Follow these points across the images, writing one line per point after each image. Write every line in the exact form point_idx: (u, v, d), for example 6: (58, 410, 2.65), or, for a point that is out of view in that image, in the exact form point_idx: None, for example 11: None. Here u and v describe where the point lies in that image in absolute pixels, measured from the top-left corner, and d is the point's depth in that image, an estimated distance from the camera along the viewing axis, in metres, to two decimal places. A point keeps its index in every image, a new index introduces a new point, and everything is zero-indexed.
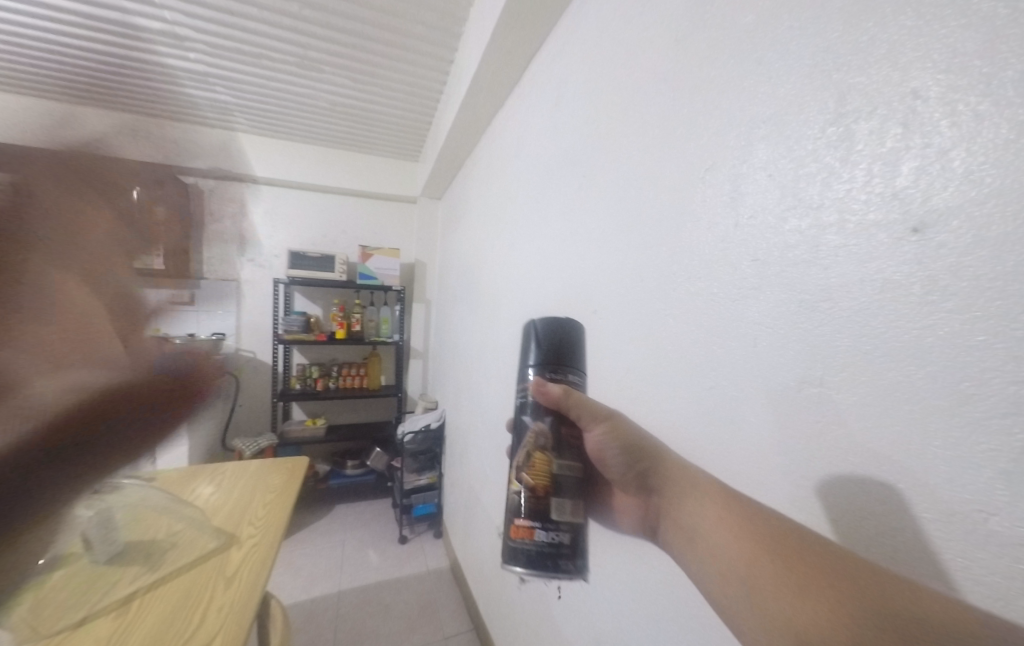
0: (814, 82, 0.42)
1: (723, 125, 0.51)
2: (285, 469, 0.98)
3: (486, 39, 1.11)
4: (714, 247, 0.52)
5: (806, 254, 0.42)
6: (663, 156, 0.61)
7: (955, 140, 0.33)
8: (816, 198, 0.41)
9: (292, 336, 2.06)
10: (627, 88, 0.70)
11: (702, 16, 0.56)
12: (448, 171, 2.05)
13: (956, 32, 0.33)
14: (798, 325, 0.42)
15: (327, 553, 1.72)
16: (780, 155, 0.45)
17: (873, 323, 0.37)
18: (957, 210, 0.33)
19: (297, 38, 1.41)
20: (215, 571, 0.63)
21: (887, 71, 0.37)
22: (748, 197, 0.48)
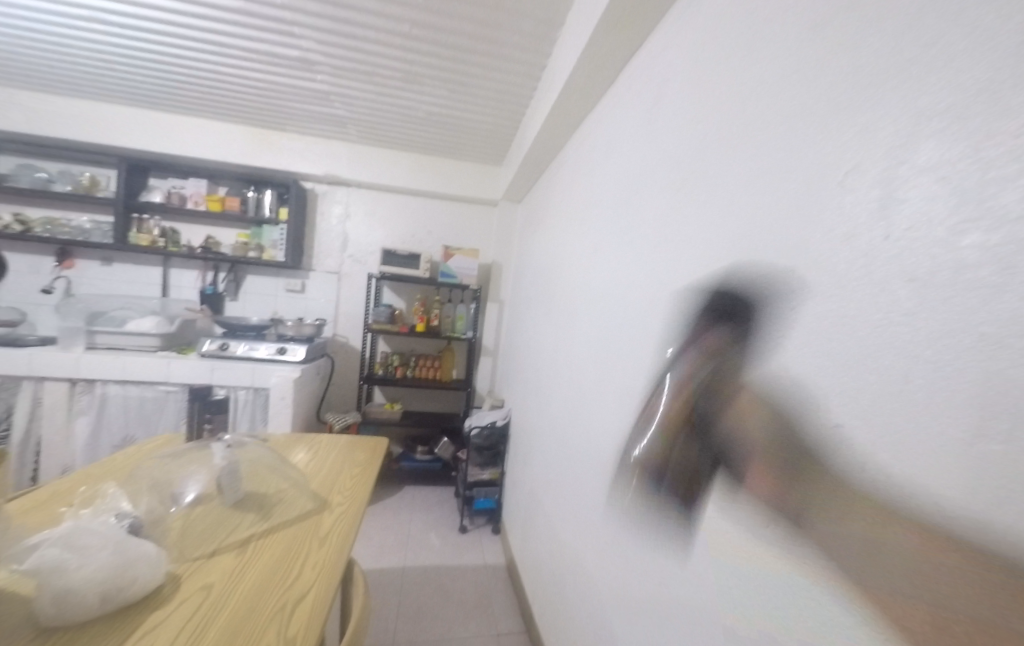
0: (1019, 66, 0.34)
1: (876, 123, 0.45)
2: (368, 448, 1.07)
3: (584, 44, 1.12)
4: (852, 264, 0.45)
5: (995, 276, 0.34)
6: (789, 159, 0.56)
7: None
8: (1012, 208, 0.33)
9: (380, 326, 2.25)
10: (747, 88, 0.66)
11: (851, 5, 0.50)
12: (532, 174, 2.09)
13: None
14: (974, 361, 0.34)
15: (395, 531, 1.84)
16: (959, 155, 0.37)
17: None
18: None
19: (407, 55, 1.54)
20: (312, 531, 0.72)
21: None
22: (905, 206, 0.41)
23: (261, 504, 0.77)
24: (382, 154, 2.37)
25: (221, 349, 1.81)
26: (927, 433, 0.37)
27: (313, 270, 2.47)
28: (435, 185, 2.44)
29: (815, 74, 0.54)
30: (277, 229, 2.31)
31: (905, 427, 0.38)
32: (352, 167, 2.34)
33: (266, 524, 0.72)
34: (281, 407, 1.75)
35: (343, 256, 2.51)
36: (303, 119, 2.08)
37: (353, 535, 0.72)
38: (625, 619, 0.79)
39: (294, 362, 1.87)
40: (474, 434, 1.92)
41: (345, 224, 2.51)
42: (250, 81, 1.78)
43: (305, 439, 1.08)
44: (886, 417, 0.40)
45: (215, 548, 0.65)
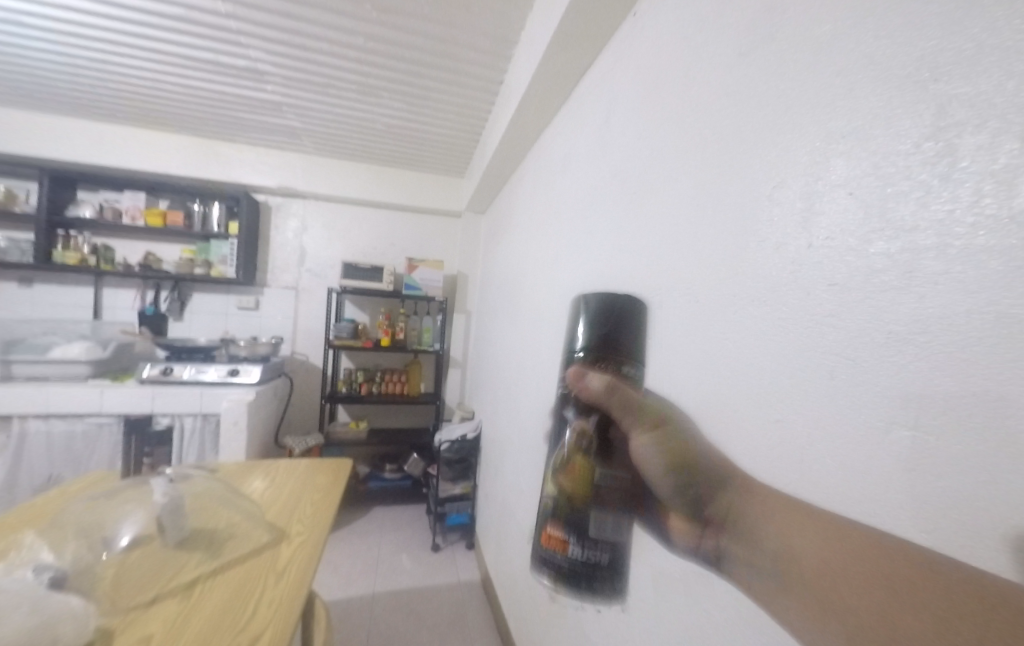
0: (908, 92, 0.38)
1: (795, 140, 0.49)
2: (329, 471, 1.02)
3: (538, 61, 1.14)
4: (783, 270, 0.49)
5: (896, 280, 0.37)
6: (725, 173, 0.59)
7: None
8: (908, 219, 0.37)
9: (341, 342, 2.17)
10: (686, 105, 0.69)
11: (770, 31, 0.54)
12: (493, 186, 2.10)
13: None
14: (887, 357, 0.37)
15: (363, 555, 1.77)
16: (864, 171, 0.41)
17: (983, 362, 0.31)
18: None
19: (361, 67, 1.52)
20: (267, 566, 0.67)
21: (1000, 80, 0.32)
22: (824, 217, 0.44)
23: (209, 541, 0.71)
24: (339, 165, 2.31)
25: (164, 372, 1.68)
26: (856, 424, 0.39)
27: (268, 286, 2.36)
28: (396, 197, 2.40)
29: (743, 95, 0.57)
30: (227, 244, 2.20)
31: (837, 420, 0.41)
32: (308, 179, 2.27)
33: (215, 563, 0.66)
34: (233, 433, 1.64)
35: (301, 271, 2.41)
36: (253, 129, 2.00)
37: (314, 566, 0.68)
38: (599, 628, 0.79)
39: (247, 383, 1.77)
40: (444, 448, 1.88)
41: (302, 238, 2.42)
42: (194, 90, 1.70)
43: (261, 467, 1.01)
44: (820, 411, 0.43)
45: (156, 595, 0.59)
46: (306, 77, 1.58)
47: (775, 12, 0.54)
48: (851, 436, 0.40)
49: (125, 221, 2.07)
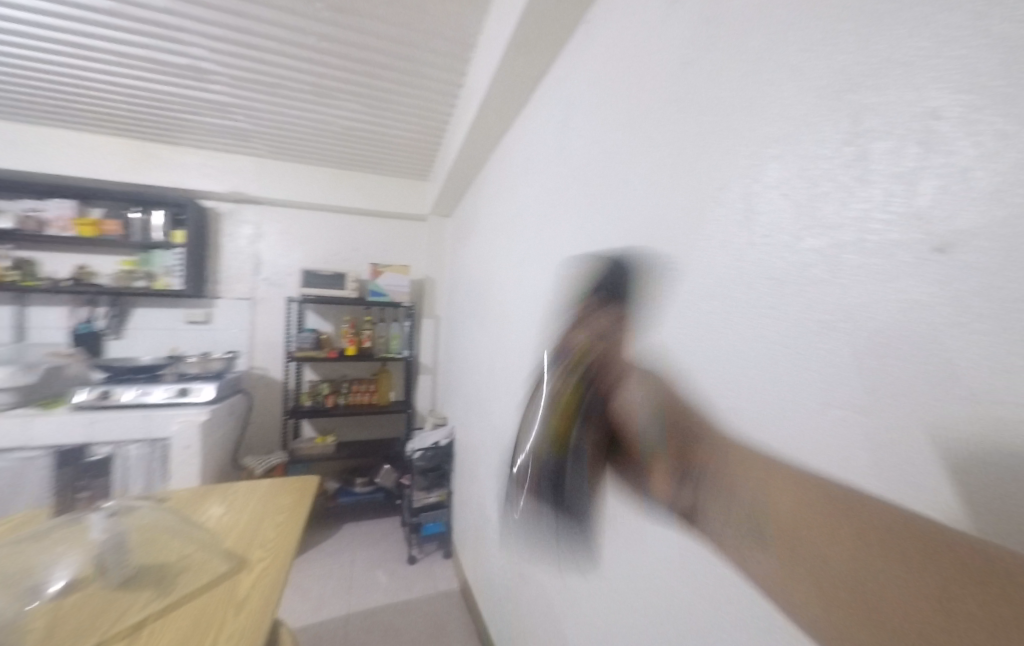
0: (828, 102, 0.42)
1: (734, 144, 0.52)
2: (295, 489, 0.98)
3: (496, 65, 1.14)
4: (729, 265, 0.52)
5: (825, 272, 0.41)
6: (673, 176, 0.62)
7: (978, 159, 0.32)
8: (834, 217, 0.41)
9: (304, 352, 2.08)
10: (636, 109, 0.72)
11: (709, 42, 0.57)
12: (458, 189, 2.09)
13: (971, 55, 0.32)
14: (818, 342, 0.42)
15: (336, 574, 1.70)
16: (794, 173, 0.45)
17: (896, 342, 0.36)
18: (982, 231, 0.31)
19: (315, 69, 1.46)
20: (227, 596, 0.63)
21: (902, 92, 0.36)
22: (762, 216, 0.49)
23: (159, 576, 0.66)
24: (295, 169, 2.22)
25: (103, 397, 1.54)
26: (796, 408, 0.44)
27: (220, 297, 2.22)
28: (357, 201, 2.34)
29: (688, 100, 0.61)
30: (170, 253, 2.05)
31: (779, 404, 0.46)
32: (261, 184, 2.17)
33: (166, 599, 0.61)
34: (187, 456, 1.54)
35: (257, 280, 2.30)
36: (198, 131, 1.89)
37: (278, 592, 0.64)
38: (580, 624, 0.80)
39: (198, 403, 1.65)
40: (416, 456, 1.83)
41: (257, 245, 2.30)
42: (129, 89, 1.58)
43: (217, 491, 0.95)
44: (763, 394, 0.47)
45: (97, 641, 0.54)
46: (257, 79, 1.51)
47: (712, 23, 0.57)
48: (793, 418, 0.44)
49: (52, 232, 1.89)
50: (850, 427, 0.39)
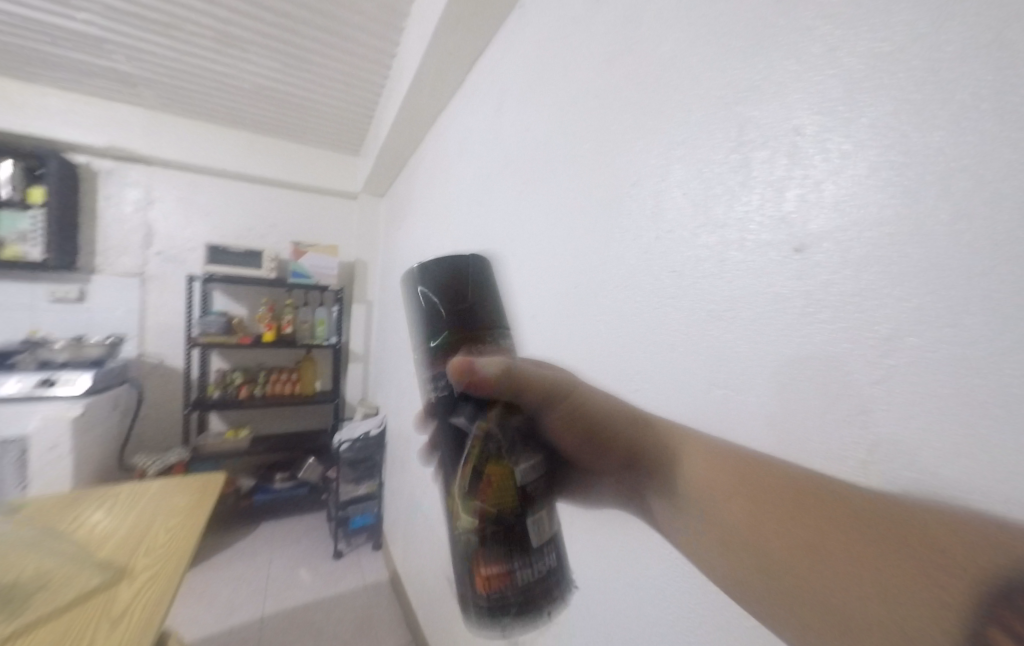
0: (721, 111, 0.45)
1: (645, 144, 0.54)
2: (194, 488, 0.87)
3: (429, 36, 1.07)
4: (638, 258, 0.54)
5: (714, 267, 0.45)
6: (595, 168, 0.63)
7: (827, 172, 0.36)
8: (721, 217, 0.44)
9: (209, 340, 1.86)
10: (565, 94, 0.71)
11: (630, 37, 0.58)
12: (391, 168, 1.97)
13: (826, 80, 0.36)
14: (707, 331, 0.45)
15: (250, 578, 1.56)
16: (692, 174, 0.48)
17: (764, 330, 0.40)
18: (829, 234, 0.35)
19: (215, 11, 1.28)
20: (100, 611, 0.54)
21: (777, 108, 0.40)
22: (668, 213, 0.51)
23: (6, 599, 0.55)
24: (195, 130, 1.95)
25: None
26: (688, 395, 0.47)
27: (100, 273, 1.91)
28: (273, 173, 2.10)
29: (607, 97, 0.61)
30: (27, 215, 1.69)
31: (676, 394, 0.48)
32: (151, 142, 1.87)
33: (15, 622, 0.51)
34: (52, 459, 1.31)
35: (148, 255, 2.00)
36: (62, 70, 1.58)
37: (167, 602, 0.57)
38: None
39: (69, 395, 1.41)
40: (343, 449, 1.74)
41: (147, 214, 1.99)
42: None
43: (93, 496, 0.81)
44: (663, 379, 0.50)
45: None
46: (139, 13, 1.29)
47: (632, 21, 0.58)
48: (687, 406, 0.47)
49: None
50: (732, 410, 0.42)
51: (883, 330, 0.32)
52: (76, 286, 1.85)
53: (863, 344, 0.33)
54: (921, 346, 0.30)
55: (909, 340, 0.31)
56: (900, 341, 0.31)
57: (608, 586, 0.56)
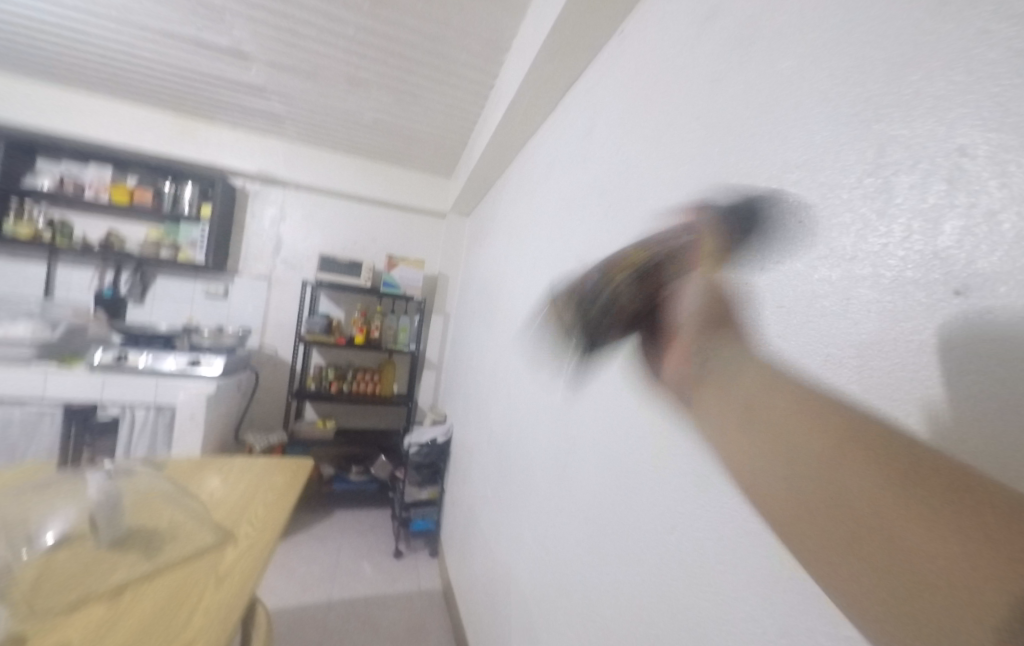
0: (854, 131, 0.40)
1: (754, 170, 0.51)
2: (289, 469, 0.98)
3: (528, 70, 1.15)
4: (740, 288, 0.51)
5: (836, 306, 0.39)
6: (693, 196, 0.61)
7: (1005, 202, 0.29)
8: (848, 249, 0.39)
9: (312, 336, 2.11)
10: (660, 124, 0.72)
11: (739, 61, 0.57)
12: (479, 189, 2.09)
13: (1009, 91, 0.29)
14: (824, 378, 0.39)
15: (319, 559, 1.70)
16: (812, 201, 0.43)
17: (901, 386, 0.33)
18: (1005, 277, 0.28)
19: (348, 58, 1.49)
20: (208, 569, 0.63)
21: (932, 125, 0.34)
22: (776, 242, 0.47)
23: (147, 541, 0.67)
24: (322, 155, 2.27)
25: (117, 360, 1.60)
26: None
27: (238, 273, 2.28)
28: (379, 191, 2.37)
29: (715, 121, 0.59)
30: (197, 227, 2.10)
31: None
32: (288, 166, 2.22)
33: (152, 565, 0.63)
34: (187, 425, 1.57)
35: (275, 260, 2.35)
36: (232, 111, 1.95)
37: (257, 572, 0.64)
38: (552, 635, 0.80)
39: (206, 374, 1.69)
40: (412, 451, 1.84)
41: (279, 227, 2.35)
42: (170, 66, 1.65)
43: (213, 464, 0.96)
44: None
45: (80, 597, 0.55)
46: (292, 64, 1.55)
47: (745, 45, 0.56)
48: None
49: (86, 195, 1.97)
50: None
51: None
52: (220, 283, 2.24)
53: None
54: None
55: None
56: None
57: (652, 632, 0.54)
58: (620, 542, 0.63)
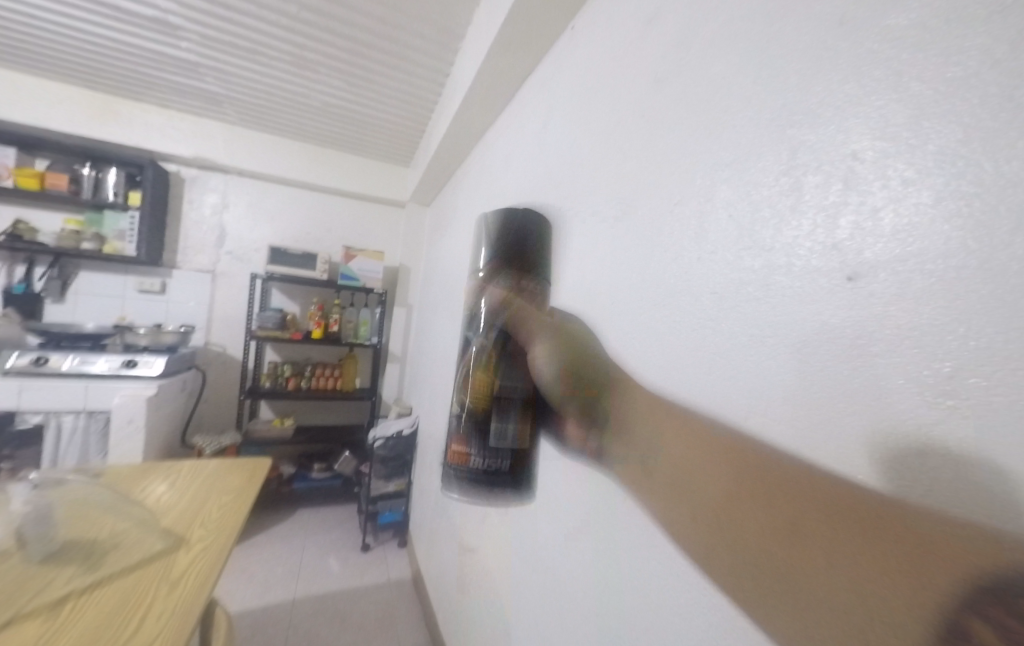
0: (772, 133, 0.43)
1: (691, 165, 0.54)
2: (244, 470, 0.95)
3: (483, 57, 1.13)
4: (679, 277, 0.53)
5: (757, 292, 0.43)
6: (638, 188, 0.63)
7: (885, 200, 0.33)
8: (768, 240, 0.42)
9: (264, 332, 2.01)
10: (609, 117, 0.74)
11: (679, 62, 0.59)
12: (437, 178, 2.06)
13: (889, 104, 0.33)
14: (750, 358, 0.43)
15: (281, 562, 1.65)
16: (738, 196, 0.46)
17: (807, 361, 0.37)
18: (884, 265, 0.32)
19: (292, 37, 1.41)
20: (158, 575, 0.60)
21: (833, 131, 0.37)
22: (710, 234, 0.49)
23: (87, 553, 0.63)
24: (266, 140, 2.13)
25: (36, 363, 1.45)
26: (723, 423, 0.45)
27: (178, 268, 2.12)
28: (331, 179, 2.26)
29: (658, 118, 0.61)
30: (125, 216, 1.92)
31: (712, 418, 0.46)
32: (229, 152, 2.07)
33: (94, 576, 0.59)
34: (127, 431, 1.47)
35: (219, 253, 2.20)
36: (163, 90, 1.80)
37: (216, 574, 0.62)
38: (523, 612, 0.82)
39: (146, 376, 1.57)
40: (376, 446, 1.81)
41: (222, 216, 2.20)
42: (84, 35, 1.49)
43: (158, 469, 0.91)
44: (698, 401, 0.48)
45: (12, 617, 0.51)
46: (228, 41, 1.45)
47: (683, 46, 0.59)
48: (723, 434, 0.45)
49: None
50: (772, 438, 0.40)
51: (943, 370, 0.28)
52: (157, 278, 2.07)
53: (919, 382, 0.29)
54: (988, 389, 0.26)
55: (975, 381, 0.27)
56: (963, 383, 0.27)
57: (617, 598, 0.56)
58: (583, 520, 0.65)
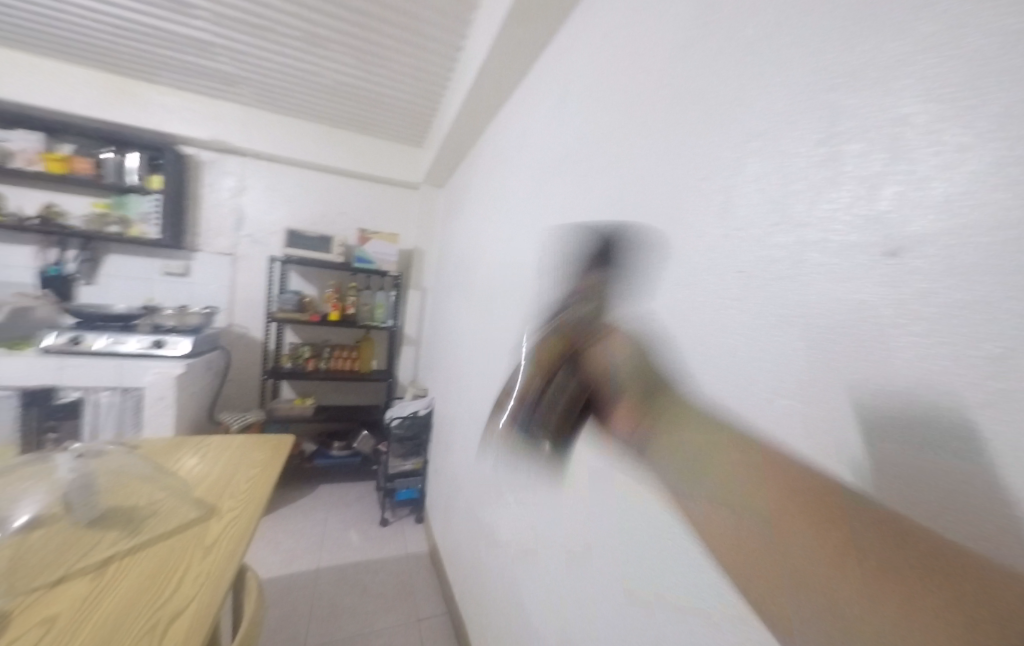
0: (809, 100, 0.41)
1: (720, 138, 0.51)
2: (269, 446, 0.98)
3: (497, 30, 1.10)
4: (703, 255, 0.52)
5: (788, 269, 0.41)
6: (661, 163, 0.61)
7: (937, 169, 0.31)
8: (803, 215, 0.41)
9: (285, 314, 2.05)
10: (629, 92, 0.72)
11: (707, 28, 0.56)
12: (451, 159, 2.03)
13: (946, 63, 0.31)
14: (778, 336, 0.42)
15: (306, 533, 1.72)
16: (770, 169, 0.44)
17: (840, 339, 0.36)
18: (932, 238, 0.31)
19: (307, 13, 1.39)
20: (194, 540, 0.64)
21: (879, 96, 0.35)
22: (739, 209, 0.48)
23: (127, 518, 0.67)
24: (282, 122, 2.13)
25: (71, 343, 1.52)
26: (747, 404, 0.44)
27: (199, 250, 2.16)
28: (346, 162, 2.26)
29: (684, 89, 0.59)
30: (146, 198, 1.97)
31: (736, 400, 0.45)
32: (245, 134, 2.08)
33: (135, 539, 0.63)
34: (160, 406, 1.53)
35: (238, 236, 2.24)
36: (180, 71, 1.80)
37: (246, 542, 0.65)
38: (537, 587, 0.84)
39: (175, 355, 1.64)
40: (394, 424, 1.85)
41: (240, 199, 2.23)
42: (104, 17, 1.50)
43: (190, 442, 0.95)
44: (721, 381, 0.47)
45: (64, 573, 0.55)
46: (243, 19, 1.44)
47: (711, 10, 0.56)
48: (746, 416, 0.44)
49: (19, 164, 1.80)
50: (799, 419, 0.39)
51: (992, 347, 0.28)
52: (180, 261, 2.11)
53: (964, 366, 0.29)
54: None
55: None
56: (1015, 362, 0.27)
57: (631, 575, 0.57)
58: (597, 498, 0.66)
